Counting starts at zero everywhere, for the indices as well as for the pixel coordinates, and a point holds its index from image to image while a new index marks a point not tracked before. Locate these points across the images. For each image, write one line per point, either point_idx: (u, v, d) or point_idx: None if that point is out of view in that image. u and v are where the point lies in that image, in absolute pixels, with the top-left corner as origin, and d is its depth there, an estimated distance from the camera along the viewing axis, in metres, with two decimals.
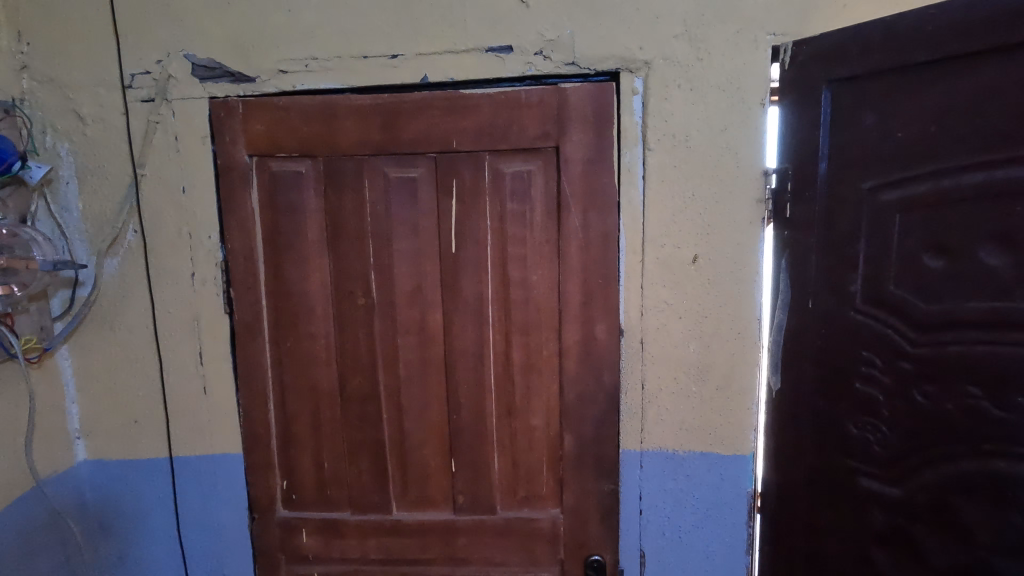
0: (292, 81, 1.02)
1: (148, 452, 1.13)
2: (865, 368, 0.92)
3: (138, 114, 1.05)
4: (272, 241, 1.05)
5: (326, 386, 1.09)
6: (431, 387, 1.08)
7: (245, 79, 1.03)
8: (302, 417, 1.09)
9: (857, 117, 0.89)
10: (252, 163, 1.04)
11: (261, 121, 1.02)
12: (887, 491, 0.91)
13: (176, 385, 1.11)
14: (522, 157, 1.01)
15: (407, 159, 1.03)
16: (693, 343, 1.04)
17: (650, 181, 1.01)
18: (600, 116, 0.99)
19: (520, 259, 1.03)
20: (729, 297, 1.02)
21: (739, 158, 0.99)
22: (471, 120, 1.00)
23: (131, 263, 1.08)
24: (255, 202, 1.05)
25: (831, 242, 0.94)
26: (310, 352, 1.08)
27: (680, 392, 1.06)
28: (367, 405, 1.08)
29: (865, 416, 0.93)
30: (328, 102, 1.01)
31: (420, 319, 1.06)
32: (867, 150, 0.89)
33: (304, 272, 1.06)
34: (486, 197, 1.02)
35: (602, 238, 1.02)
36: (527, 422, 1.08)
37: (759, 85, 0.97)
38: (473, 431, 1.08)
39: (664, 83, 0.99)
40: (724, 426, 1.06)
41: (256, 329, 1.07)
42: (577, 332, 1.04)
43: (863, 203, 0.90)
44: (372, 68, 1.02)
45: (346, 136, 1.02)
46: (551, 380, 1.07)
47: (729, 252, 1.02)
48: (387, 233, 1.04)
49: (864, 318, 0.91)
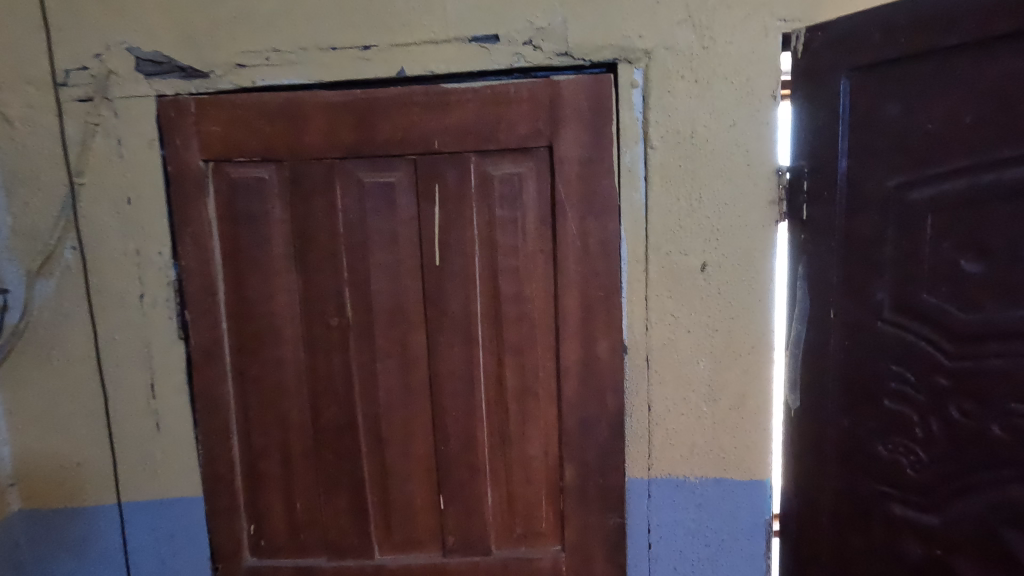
0: (251, 77, 0.91)
1: (91, 499, 0.99)
2: (896, 384, 0.83)
3: (74, 114, 0.92)
4: (233, 256, 0.94)
5: (297, 419, 0.97)
6: (415, 415, 0.96)
7: (197, 74, 0.91)
8: (270, 453, 0.97)
9: (879, 107, 0.82)
10: (208, 169, 0.93)
11: (217, 122, 0.91)
12: (924, 519, 0.83)
13: (125, 420, 0.98)
14: (511, 158, 0.92)
15: (383, 162, 0.92)
16: (703, 359, 0.95)
17: (651, 183, 0.92)
18: (597, 112, 0.90)
19: (511, 272, 0.93)
20: (742, 308, 0.93)
21: (748, 155, 0.90)
22: (455, 118, 0.90)
23: (70, 287, 0.95)
24: (213, 213, 0.93)
25: (851, 247, 0.86)
26: (278, 380, 0.96)
27: (690, 413, 0.96)
28: (343, 439, 0.97)
29: (897, 437, 0.84)
30: (292, 100, 0.90)
31: (401, 341, 0.95)
32: (892, 145, 0.81)
33: (270, 290, 0.94)
34: (473, 203, 0.92)
35: (601, 246, 0.92)
36: (523, 453, 0.97)
37: (769, 75, 0.89)
38: (463, 464, 0.97)
39: (666, 75, 0.90)
40: (739, 449, 0.97)
41: (215, 355, 0.95)
42: (576, 351, 0.94)
43: (889, 202, 0.82)
44: (342, 61, 0.91)
45: (314, 137, 0.91)
46: (548, 405, 0.96)
47: (741, 259, 0.93)
48: (363, 244, 0.93)
49: (892, 329, 0.83)
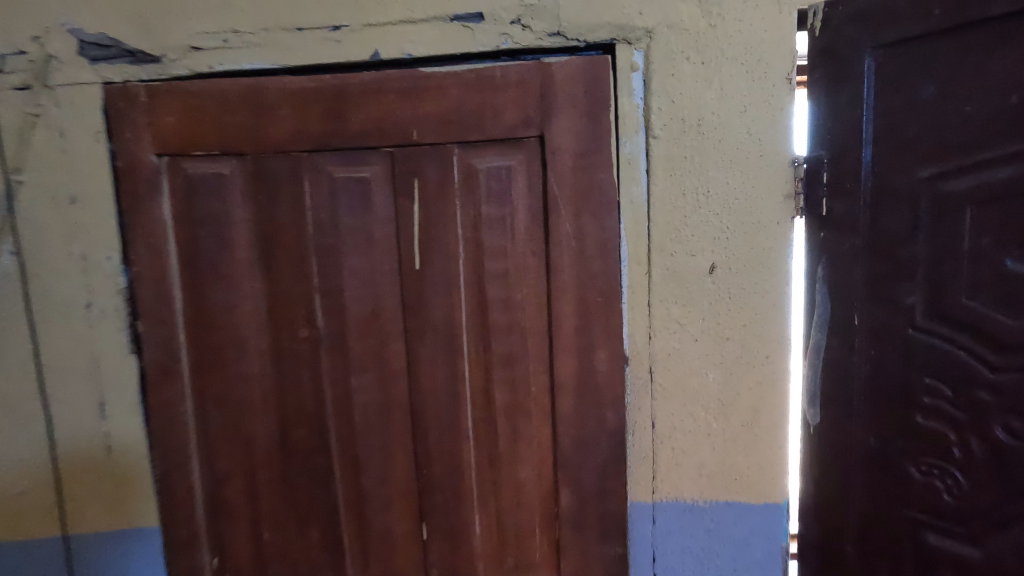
0: (208, 61, 0.82)
1: (36, 530, 0.90)
2: (929, 398, 0.74)
3: (11, 104, 0.83)
4: (191, 261, 0.85)
5: (263, 440, 0.87)
6: (394, 435, 0.87)
7: (148, 59, 0.82)
8: (234, 478, 0.88)
9: (910, 89, 0.73)
10: (161, 164, 0.83)
11: (170, 111, 0.82)
12: (964, 550, 0.74)
13: (72, 442, 0.88)
14: (499, 150, 0.83)
15: (356, 155, 0.83)
16: (712, 371, 0.86)
17: (654, 176, 0.83)
18: (593, 97, 0.81)
19: (499, 275, 0.84)
20: (755, 314, 0.84)
21: (761, 145, 0.81)
22: (435, 105, 0.81)
23: (9, 296, 0.86)
24: (167, 213, 0.84)
25: (877, 246, 0.77)
26: (242, 398, 0.87)
27: (698, 431, 0.87)
28: (315, 462, 0.87)
29: (932, 458, 0.75)
30: (254, 86, 0.81)
31: (378, 353, 0.86)
32: (924, 131, 0.72)
33: (232, 298, 0.85)
34: (456, 200, 0.83)
35: (599, 247, 0.83)
36: (514, 476, 0.88)
37: (784, 55, 0.80)
38: (448, 488, 0.88)
39: (670, 56, 0.81)
40: (753, 470, 0.87)
41: (172, 371, 0.86)
42: (572, 363, 0.85)
43: (921, 195, 0.73)
44: (309, 44, 0.82)
45: (279, 128, 0.82)
46: (542, 423, 0.87)
47: (754, 259, 0.83)
48: (334, 247, 0.84)
49: (925, 338, 0.74)
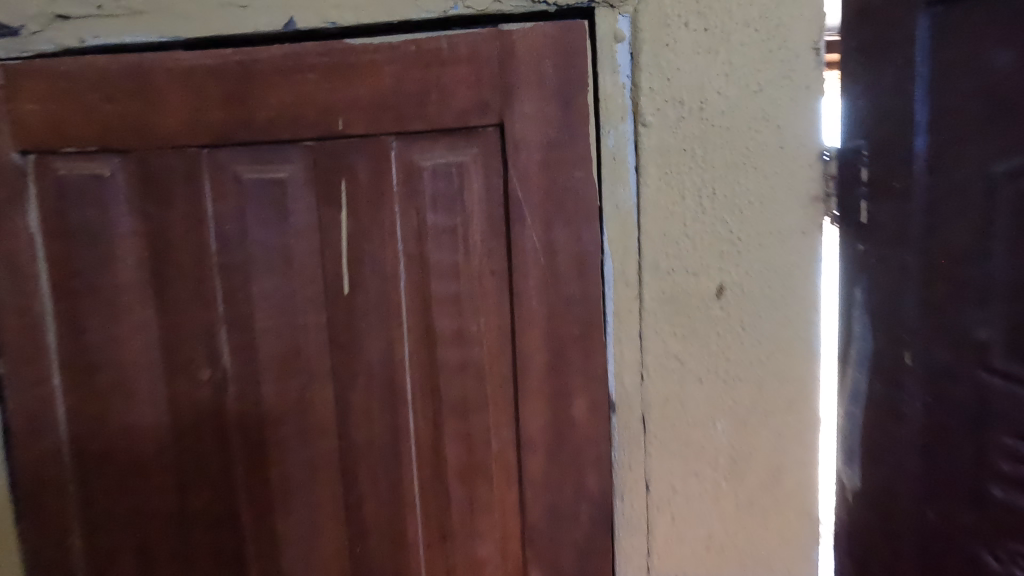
0: (80, 33, 0.65)
1: None
2: (1011, 463, 0.56)
3: None
4: (62, 286, 0.67)
5: (157, 509, 0.70)
6: (321, 501, 0.70)
7: (4, 31, 0.65)
8: (121, 556, 0.70)
9: (981, 55, 0.55)
10: (25, 165, 0.67)
11: (34, 98, 0.65)
12: None
13: None
14: (447, 143, 0.65)
15: (268, 151, 0.66)
16: (722, 419, 0.68)
17: (645, 174, 0.65)
18: (565, 75, 0.63)
19: (449, 302, 0.67)
20: (776, 348, 0.66)
21: (781, 134, 0.64)
22: (365, 87, 0.64)
23: None
24: (33, 226, 0.67)
25: (935, 263, 0.59)
26: (130, 456, 0.69)
27: (704, 494, 0.69)
28: (222, 535, 0.70)
29: (1015, 542, 0.56)
30: (137, 65, 0.64)
31: (299, 399, 0.68)
32: (1001, 110, 0.54)
33: (115, 332, 0.68)
34: (394, 208, 0.66)
35: (574, 266, 0.65)
36: (471, 553, 0.70)
37: (809, 19, 0.62)
38: (388, 568, 0.70)
39: (663, 22, 0.63)
40: (774, 543, 0.69)
41: (42, 423, 0.69)
42: (542, 412, 0.67)
43: (998, 194, 0.54)
44: (206, 11, 0.65)
45: (169, 117, 0.65)
46: (505, 488, 0.69)
47: (774, 279, 0.66)
48: (242, 267, 0.67)
49: (1005, 384, 0.55)
